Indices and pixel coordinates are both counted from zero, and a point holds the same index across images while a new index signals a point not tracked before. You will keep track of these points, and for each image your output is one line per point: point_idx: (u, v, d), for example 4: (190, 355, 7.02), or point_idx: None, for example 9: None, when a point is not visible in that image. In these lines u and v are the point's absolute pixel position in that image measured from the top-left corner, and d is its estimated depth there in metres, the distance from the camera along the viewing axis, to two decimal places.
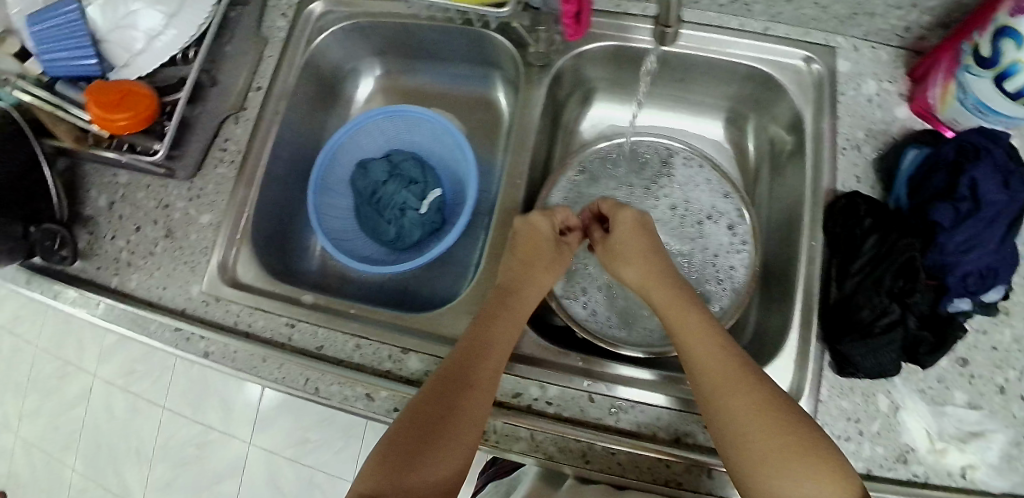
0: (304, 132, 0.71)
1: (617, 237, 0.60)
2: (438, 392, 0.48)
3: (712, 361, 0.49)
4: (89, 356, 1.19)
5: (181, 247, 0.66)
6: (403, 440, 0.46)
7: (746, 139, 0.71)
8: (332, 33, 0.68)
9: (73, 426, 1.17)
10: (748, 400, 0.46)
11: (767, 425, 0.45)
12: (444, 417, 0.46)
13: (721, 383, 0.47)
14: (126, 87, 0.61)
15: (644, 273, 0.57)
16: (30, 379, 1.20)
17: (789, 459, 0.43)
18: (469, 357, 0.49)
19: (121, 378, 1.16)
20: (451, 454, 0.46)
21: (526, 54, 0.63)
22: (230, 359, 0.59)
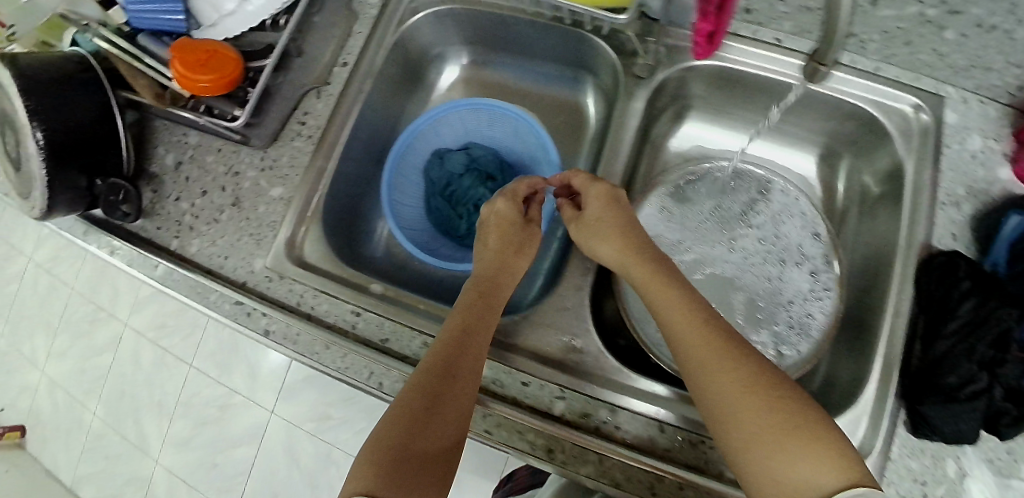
0: (383, 114, 0.69)
1: (591, 212, 0.57)
2: (432, 372, 0.45)
3: (692, 340, 0.46)
4: (123, 305, 1.20)
5: (248, 218, 0.64)
6: (399, 419, 0.42)
7: (837, 180, 0.70)
8: (425, 16, 0.66)
9: (102, 371, 1.19)
10: (732, 380, 0.43)
11: (757, 404, 0.41)
12: (439, 390, 0.44)
13: (703, 364, 0.45)
14: (212, 48, 0.59)
15: (619, 251, 0.54)
16: (63, 318, 1.23)
17: (781, 438, 0.39)
18: (458, 337, 0.49)
19: (153, 330, 1.17)
20: (449, 427, 0.43)
21: (629, 64, 0.60)
22: (291, 341, 0.58)
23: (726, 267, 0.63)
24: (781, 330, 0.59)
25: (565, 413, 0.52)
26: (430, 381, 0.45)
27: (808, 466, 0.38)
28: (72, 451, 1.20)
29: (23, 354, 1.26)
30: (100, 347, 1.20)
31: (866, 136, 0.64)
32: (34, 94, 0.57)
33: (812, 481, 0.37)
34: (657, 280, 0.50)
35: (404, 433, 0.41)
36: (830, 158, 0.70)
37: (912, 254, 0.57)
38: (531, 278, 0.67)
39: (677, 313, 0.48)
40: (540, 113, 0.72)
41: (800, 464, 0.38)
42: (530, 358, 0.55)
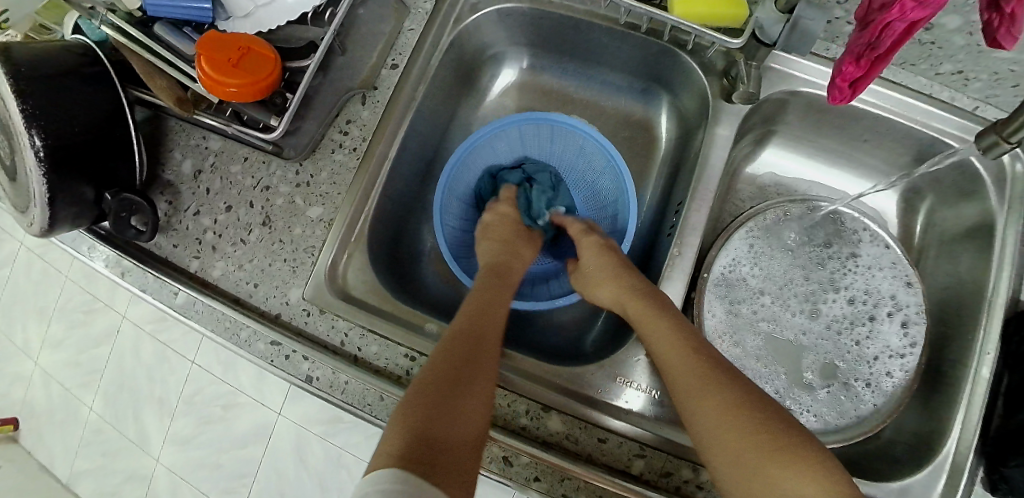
0: (434, 123, 0.62)
1: (586, 259, 0.57)
2: (451, 346, 0.45)
3: (677, 363, 0.44)
4: (118, 295, 1.09)
5: (281, 240, 0.57)
6: (427, 391, 0.40)
7: (917, 214, 0.67)
8: (486, 14, 0.58)
9: (96, 364, 1.10)
10: (711, 400, 0.41)
11: (739, 423, 0.39)
12: (460, 360, 0.43)
13: (684, 389, 0.43)
14: (244, 45, 0.51)
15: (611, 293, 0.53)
16: (58, 307, 1.12)
17: (764, 455, 0.37)
18: (474, 317, 0.48)
19: (152, 324, 1.06)
20: (477, 397, 0.41)
21: (721, 87, 0.54)
22: (339, 389, 0.52)
23: (807, 335, 0.60)
24: (858, 388, 0.57)
25: (645, 472, 0.48)
26: (448, 355, 0.44)
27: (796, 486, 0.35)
28: (70, 444, 1.14)
29: (11, 341, 1.17)
30: (98, 339, 1.09)
31: (955, 176, 0.60)
32: (32, 94, 0.48)
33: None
34: (653, 316, 0.47)
35: (433, 402, 0.39)
36: (914, 190, 0.66)
37: (1000, 307, 0.54)
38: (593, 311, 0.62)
39: (661, 334, 0.46)
40: (603, 127, 0.66)
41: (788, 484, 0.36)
42: (604, 412, 0.50)
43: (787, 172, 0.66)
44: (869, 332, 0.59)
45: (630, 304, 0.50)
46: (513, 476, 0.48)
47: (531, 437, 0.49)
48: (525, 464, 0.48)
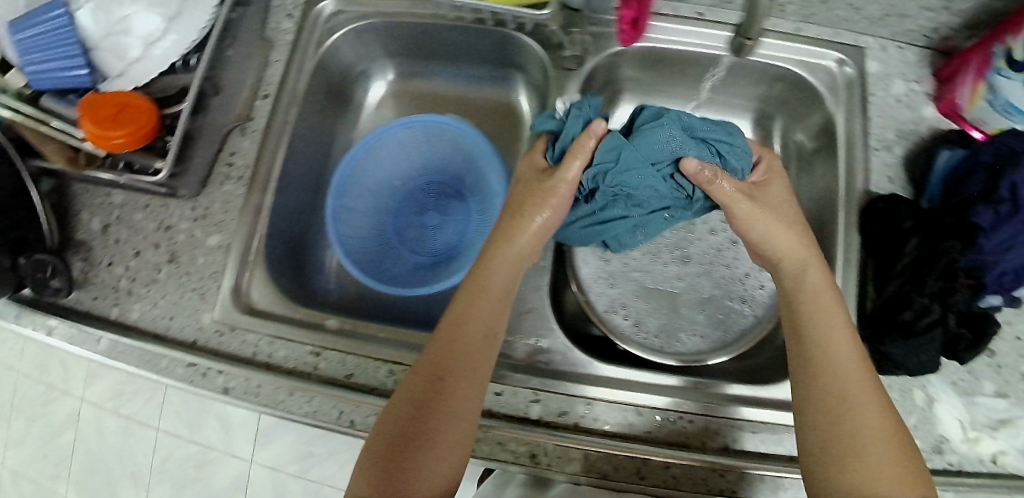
0: (313, 142, 0.68)
1: (773, 190, 0.57)
2: (422, 388, 0.46)
3: (834, 328, 0.48)
4: (74, 378, 1.08)
5: (188, 272, 0.62)
6: (392, 447, 0.44)
7: (772, 140, 0.71)
8: (343, 34, 0.65)
9: (62, 453, 1.09)
10: (863, 374, 0.46)
11: (873, 403, 0.45)
12: (430, 407, 0.45)
13: (832, 359, 0.47)
14: (122, 100, 0.56)
15: (796, 237, 0.54)
16: (9, 406, 1.10)
17: (876, 439, 0.43)
18: (444, 355, 0.47)
19: (112, 401, 1.06)
20: (450, 445, 0.44)
21: (559, 57, 0.60)
22: (253, 394, 0.57)
23: (682, 276, 0.66)
24: (735, 305, 0.64)
25: (542, 415, 0.54)
26: (420, 398, 0.45)
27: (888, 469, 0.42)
28: None
29: None
30: (60, 427, 1.08)
31: (795, 94, 0.65)
32: None
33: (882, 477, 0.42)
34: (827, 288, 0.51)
35: (395, 460, 0.43)
36: (764, 119, 0.70)
37: (856, 201, 0.59)
38: None
39: (815, 305, 0.50)
40: (475, 118, 0.72)
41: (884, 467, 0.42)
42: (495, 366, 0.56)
43: None
44: (734, 255, 0.66)
45: (812, 267, 0.52)
46: None
47: None
48: None
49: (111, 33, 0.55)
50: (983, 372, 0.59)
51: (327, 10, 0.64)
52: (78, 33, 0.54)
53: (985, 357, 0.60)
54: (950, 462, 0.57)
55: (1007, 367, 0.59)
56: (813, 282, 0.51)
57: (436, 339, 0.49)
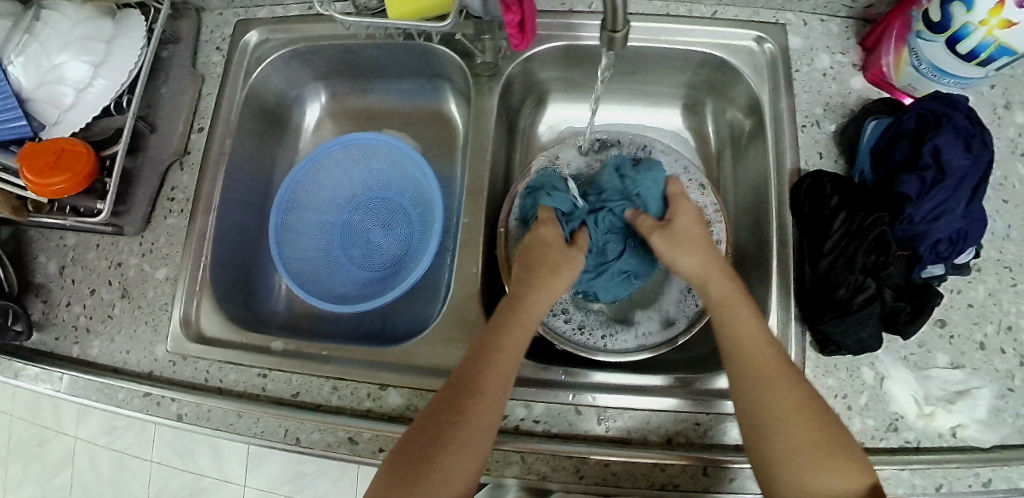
0: (253, 169, 0.71)
1: (681, 219, 0.59)
2: (454, 395, 0.48)
3: (757, 350, 0.48)
4: (67, 418, 1.14)
5: (140, 306, 0.63)
6: (417, 448, 0.45)
7: (706, 125, 0.72)
8: (271, 62, 0.68)
9: (60, 493, 1.13)
10: (786, 395, 0.45)
11: (804, 423, 0.44)
12: (457, 414, 0.46)
13: (765, 378, 0.46)
14: (60, 146, 0.57)
15: (703, 262, 0.56)
16: (10, 448, 1.15)
17: (825, 450, 0.43)
18: (473, 366, 0.49)
19: (104, 436, 1.12)
20: (467, 455, 0.45)
21: (474, 64, 0.63)
22: (205, 418, 0.57)
23: None
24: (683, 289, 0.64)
25: None
26: (449, 404, 0.47)
27: (841, 477, 0.42)
28: None
29: None
30: (55, 467, 1.13)
31: (719, 76, 0.66)
32: None
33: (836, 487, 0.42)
34: (738, 302, 0.52)
35: (416, 461, 0.44)
36: (694, 103, 0.72)
37: (787, 180, 0.59)
38: (435, 290, 0.69)
39: (743, 324, 0.50)
40: (411, 129, 0.76)
41: (831, 478, 0.42)
42: (437, 376, 0.57)
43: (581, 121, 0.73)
44: None
45: (719, 286, 0.54)
46: (362, 451, 0.54)
47: (379, 415, 0.56)
48: (369, 439, 0.54)
49: (46, 82, 0.57)
50: (935, 344, 0.57)
51: (253, 40, 0.68)
52: (14, 86, 0.57)
53: (936, 328, 0.58)
54: (906, 440, 0.55)
55: (961, 336, 0.58)
56: (716, 292, 0.54)
57: (472, 349, 0.51)
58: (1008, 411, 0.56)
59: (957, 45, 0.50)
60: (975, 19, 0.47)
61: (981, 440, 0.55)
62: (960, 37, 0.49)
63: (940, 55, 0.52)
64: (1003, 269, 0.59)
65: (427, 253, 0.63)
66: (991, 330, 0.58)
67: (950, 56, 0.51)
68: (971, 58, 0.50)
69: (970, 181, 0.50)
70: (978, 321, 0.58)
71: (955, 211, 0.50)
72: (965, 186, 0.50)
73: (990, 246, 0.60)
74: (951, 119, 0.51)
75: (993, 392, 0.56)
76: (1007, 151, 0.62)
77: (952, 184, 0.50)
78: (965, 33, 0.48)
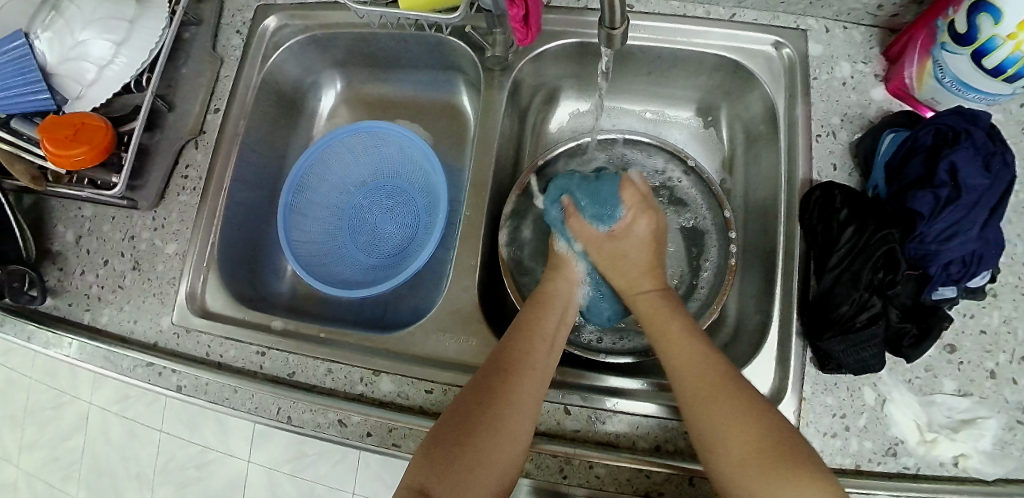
0: (266, 151, 0.72)
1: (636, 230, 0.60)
2: (494, 379, 0.48)
3: (685, 370, 0.49)
4: (81, 384, 1.18)
5: (148, 279, 0.65)
6: (458, 433, 0.45)
7: (720, 129, 0.71)
8: (288, 47, 0.69)
9: (72, 455, 1.18)
10: (723, 420, 0.45)
11: (745, 453, 0.43)
12: (496, 398, 0.47)
13: (701, 404, 0.46)
14: (80, 120, 0.58)
15: (632, 278, 0.59)
16: (26, 410, 1.19)
17: (770, 478, 0.41)
18: (516, 344, 0.51)
19: (116, 404, 1.16)
20: (508, 440, 0.45)
21: (484, 57, 0.63)
22: (202, 391, 0.58)
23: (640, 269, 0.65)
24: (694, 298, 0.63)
25: None
26: (487, 391, 0.48)
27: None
28: None
29: None
30: (68, 431, 1.18)
31: (735, 81, 0.65)
32: None
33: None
34: (670, 319, 0.54)
35: (452, 443, 0.44)
36: (709, 105, 0.70)
37: (797, 190, 0.57)
38: (437, 282, 0.68)
39: (674, 342, 0.51)
40: (423, 119, 0.76)
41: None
42: (432, 365, 0.56)
43: (589, 120, 0.73)
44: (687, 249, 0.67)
45: (644, 299, 0.57)
46: (351, 434, 0.54)
47: (369, 400, 0.55)
48: (359, 422, 0.54)
49: (70, 57, 0.60)
50: (943, 370, 0.56)
51: (272, 25, 0.69)
52: (39, 60, 0.60)
53: (945, 354, 0.56)
54: (905, 466, 0.53)
55: (971, 363, 0.56)
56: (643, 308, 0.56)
57: (510, 338, 0.52)
58: (1015, 445, 0.54)
59: (983, 58, 0.48)
60: (1002, 32, 0.45)
61: (983, 472, 0.53)
62: (987, 50, 0.47)
63: (964, 68, 0.50)
64: (1020, 296, 0.57)
65: (429, 242, 0.63)
66: (1003, 360, 0.56)
67: (974, 69, 0.49)
68: (998, 72, 0.48)
69: (987, 202, 0.48)
70: (991, 349, 0.56)
71: (970, 232, 0.48)
72: (981, 207, 0.48)
73: (1008, 271, 0.58)
74: (970, 135, 0.49)
75: (1000, 423, 0.54)
76: None
77: (967, 203, 0.48)
78: (992, 46, 0.46)
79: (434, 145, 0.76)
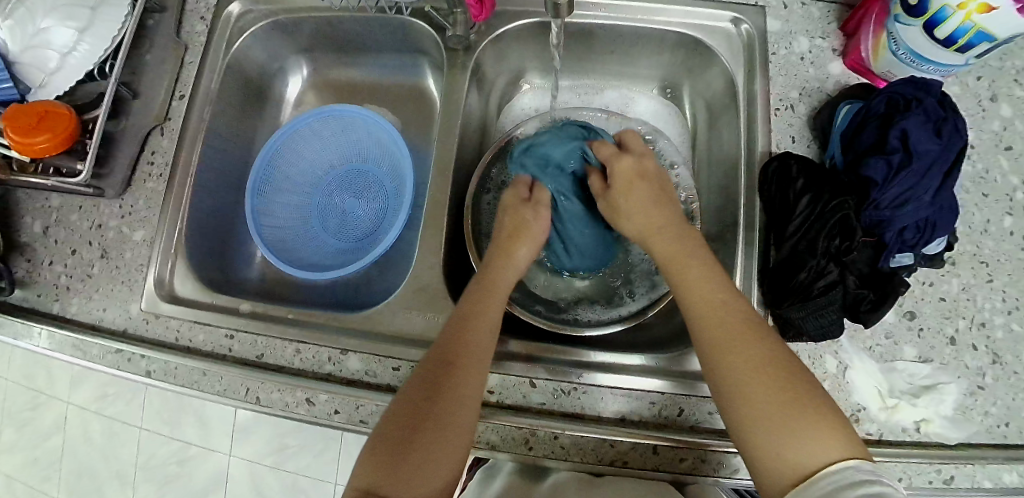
0: (236, 139, 0.73)
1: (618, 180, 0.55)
2: (443, 354, 0.47)
3: (721, 320, 0.45)
4: (60, 385, 1.18)
5: (118, 266, 0.64)
6: (399, 445, 0.42)
7: (684, 108, 0.72)
8: (253, 33, 0.70)
9: (52, 456, 1.17)
10: (758, 361, 0.43)
11: (775, 390, 0.41)
12: (440, 389, 0.45)
13: (730, 349, 0.44)
14: (43, 108, 0.57)
15: (648, 217, 0.53)
16: (3, 412, 1.19)
17: (797, 417, 0.40)
18: (455, 329, 0.49)
19: (96, 403, 1.16)
20: (455, 433, 0.44)
21: (445, 38, 0.65)
22: (172, 375, 0.58)
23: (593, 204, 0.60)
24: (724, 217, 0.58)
25: None
26: (429, 379, 0.46)
27: (817, 443, 0.39)
28: None
29: None
30: (48, 431, 1.17)
31: (695, 58, 0.66)
32: None
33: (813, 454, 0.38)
34: (687, 265, 0.49)
35: (399, 441, 0.43)
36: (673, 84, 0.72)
37: (757, 162, 0.57)
38: (407, 263, 0.69)
39: (697, 283, 0.48)
40: (392, 104, 0.78)
41: (808, 447, 0.39)
42: (398, 342, 0.57)
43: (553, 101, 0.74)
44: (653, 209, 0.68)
45: (659, 241, 0.52)
46: (318, 412, 0.54)
47: (338, 379, 0.56)
48: (326, 400, 0.54)
49: (33, 46, 0.60)
50: (904, 337, 0.57)
51: (236, 12, 0.70)
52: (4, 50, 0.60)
53: (905, 320, 0.58)
54: (869, 432, 0.55)
55: (931, 330, 0.57)
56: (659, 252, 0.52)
57: (454, 316, 0.50)
58: (975, 410, 0.56)
59: (934, 29, 0.49)
60: (951, 2, 0.46)
61: (943, 437, 0.54)
62: (938, 20, 0.48)
63: (916, 39, 0.51)
64: (979, 264, 0.59)
65: (396, 223, 0.64)
66: (962, 325, 0.57)
67: (926, 40, 0.50)
68: (949, 41, 0.49)
69: (940, 167, 0.48)
70: (950, 316, 0.58)
71: (923, 198, 0.48)
72: (935, 171, 0.48)
73: (966, 239, 0.60)
74: (921, 102, 0.50)
75: (958, 388, 0.56)
76: (989, 145, 0.62)
77: (921, 168, 0.48)
78: (943, 16, 0.47)
79: (403, 129, 0.77)
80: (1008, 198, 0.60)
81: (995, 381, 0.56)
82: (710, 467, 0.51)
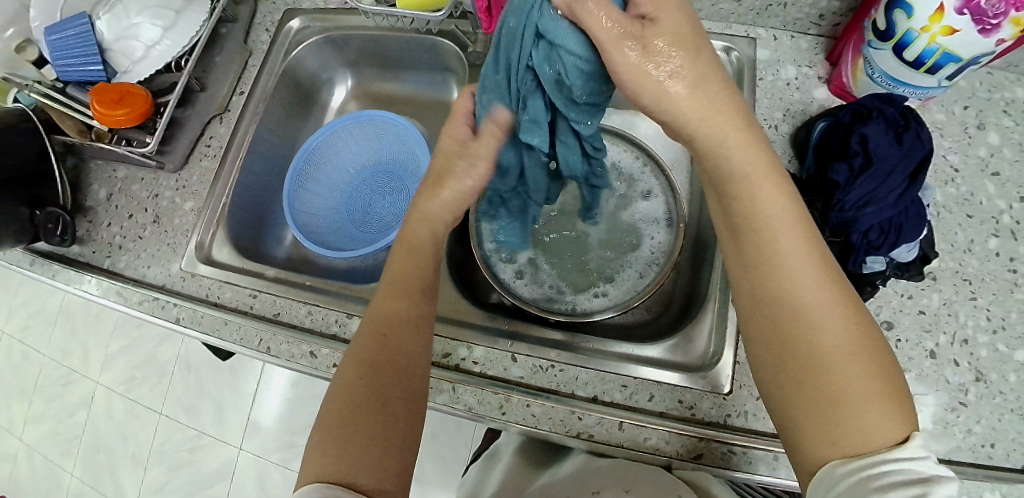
0: (281, 134, 0.83)
1: (658, 24, 0.44)
2: (379, 328, 0.50)
3: (797, 268, 0.43)
4: (91, 364, 1.26)
5: (166, 230, 0.73)
6: (346, 425, 0.44)
7: None
8: (308, 44, 0.81)
9: (74, 431, 1.24)
10: (836, 332, 0.41)
11: (854, 363, 0.40)
12: (378, 364, 0.48)
13: (813, 316, 0.41)
14: (126, 88, 0.68)
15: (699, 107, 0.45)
16: (38, 385, 1.28)
17: (865, 395, 0.39)
18: (389, 300, 0.52)
19: (122, 384, 1.23)
20: (403, 402, 0.47)
21: (467, 54, 0.75)
22: (197, 322, 0.65)
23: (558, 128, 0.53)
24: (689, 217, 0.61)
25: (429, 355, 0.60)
26: (370, 359, 0.48)
27: (877, 420, 0.38)
28: None
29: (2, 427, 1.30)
30: (74, 407, 1.25)
31: None
32: None
33: (883, 435, 0.38)
34: (768, 178, 0.45)
35: (345, 421, 0.45)
36: None
37: None
38: None
39: (779, 223, 0.44)
40: (420, 114, 0.87)
41: (876, 424, 0.38)
42: None
43: None
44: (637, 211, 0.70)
45: (746, 159, 0.45)
46: (318, 365, 0.59)
47: (341, 339, 0.61)
48: (326, 354, 0.60)
49: (123, 36, 0.71)
50: None
51: (295, 26, 0.81)
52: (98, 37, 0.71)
53: (883, 330, 0.60)
54: None
55: (909, 342, 0.59)
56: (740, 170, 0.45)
57: (386, 286, 0.53)
58: (956, 425, 0.56)
59: (903, 51, 0.54)
60: (916, 25, 0.51)
61: None
62: (905, 43, 0.53)
63: (889, 61, 0.56)
64: (961, 281, 0.61)
65: None
66: (943, 340, 0.59)
67: (897, 61, 0.55)
68: (918, 63, 0.54)
69: (903, 172, 0.52)
70: (930, 329, 0.59)
71: (886, 199, 0.52)
72: (897, 175, 0.52)
73: (949, 257, 0.62)
74: (883, 112, 0.55)
75: (937, 401, 0.57)
76: (975, 170, 0.65)
77: (882, 170, 0.52)
78: (909, 39, 0.52)
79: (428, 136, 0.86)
80: (993, 220, 0.63)
81: (978, 398, 0.57)
82: (675, 450, 0.53)
